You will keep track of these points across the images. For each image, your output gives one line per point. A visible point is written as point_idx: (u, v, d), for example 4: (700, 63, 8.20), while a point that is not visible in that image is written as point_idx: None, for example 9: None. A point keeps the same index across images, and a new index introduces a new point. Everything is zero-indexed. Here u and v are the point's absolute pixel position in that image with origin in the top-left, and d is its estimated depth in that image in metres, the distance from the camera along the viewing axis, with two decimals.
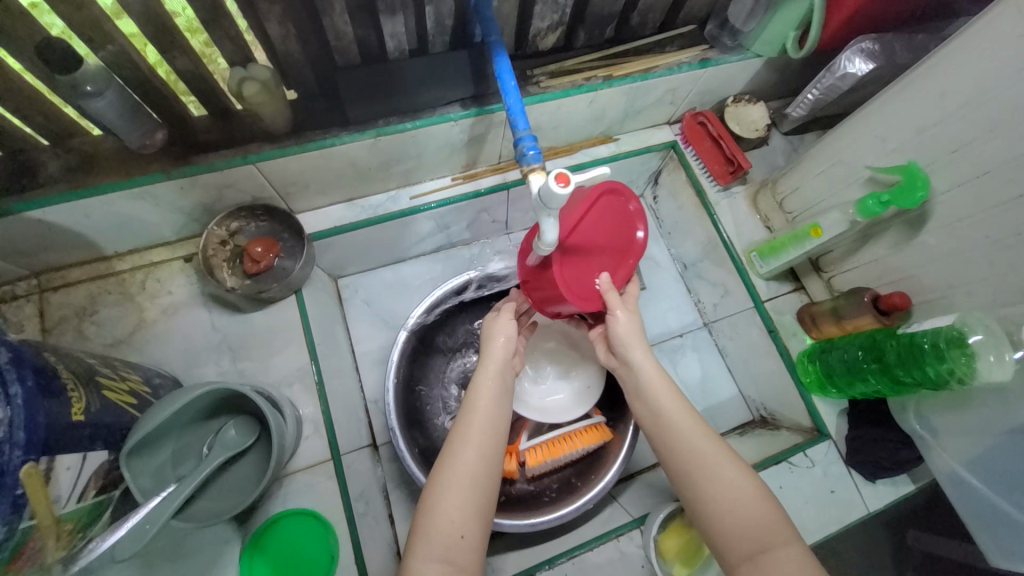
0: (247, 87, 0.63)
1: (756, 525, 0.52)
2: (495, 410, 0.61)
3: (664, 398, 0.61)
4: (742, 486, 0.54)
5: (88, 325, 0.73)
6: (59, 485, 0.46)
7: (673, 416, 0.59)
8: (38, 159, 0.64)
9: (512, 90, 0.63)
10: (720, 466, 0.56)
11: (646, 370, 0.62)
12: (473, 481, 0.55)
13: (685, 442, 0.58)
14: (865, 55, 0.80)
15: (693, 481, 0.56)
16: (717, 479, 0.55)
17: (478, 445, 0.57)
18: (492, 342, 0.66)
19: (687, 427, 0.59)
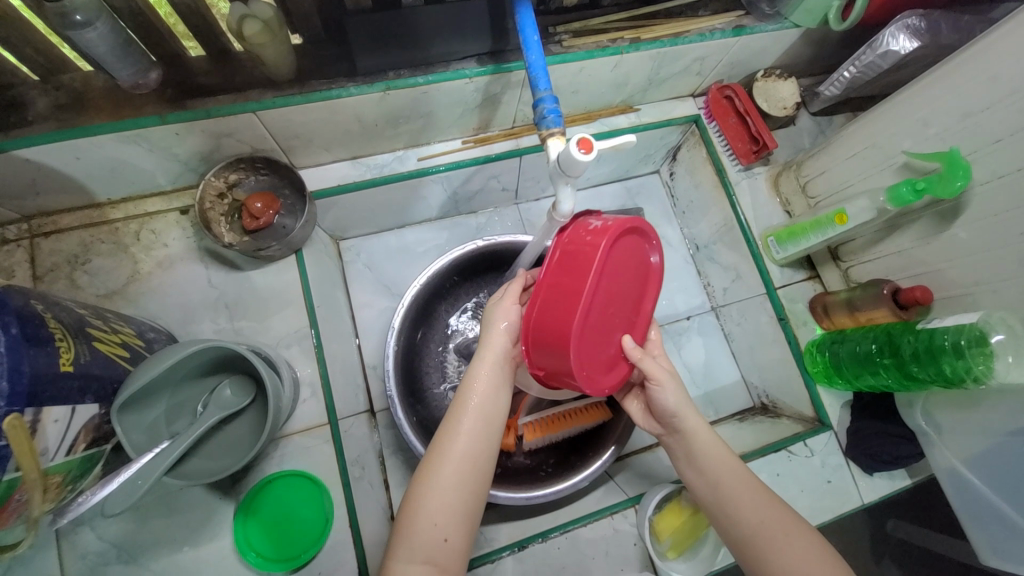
0: (248, 26, 0.58)
1: None
2: (490, 403, 0.59)
3: (721, 465, 0.58)
4: (818, 558, 0.52)
5: (81, 274, 0.70)
6: (46, 438, 0.44)
7: (730, 483, 0.57)
8: (27, 95, 0.61)
9: (535, 46, 0.58)
10: (792, 535, 0.54)
11: (699, 436, 0.60)
12: (459, 482, 0.54)
13: (747, 511, 0.56)
14: (910, 32, 0.75)
15: (765, 554, 0.54)
16: (789, 549, 0.53)
17: (465, 444, 0.56)
18: (494, 327, 0.62)
19: (746, 493, 0.57)
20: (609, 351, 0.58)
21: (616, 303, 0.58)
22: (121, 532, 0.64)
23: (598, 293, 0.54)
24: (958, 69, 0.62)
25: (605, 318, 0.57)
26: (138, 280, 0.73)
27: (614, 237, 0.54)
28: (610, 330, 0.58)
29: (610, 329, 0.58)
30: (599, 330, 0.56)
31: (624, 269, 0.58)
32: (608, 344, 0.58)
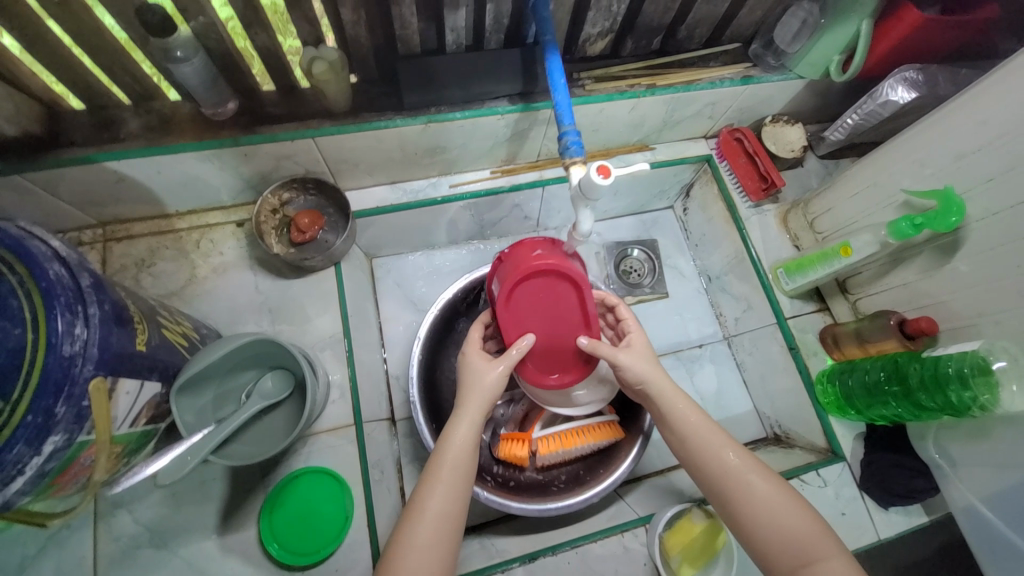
0: (316, 66, 0.66)
1: (799, 538, 0.53)
2: (464, 458, 0.59)
3: (689, 420, 0.61)
4: (785, 500, 0.55)
5: (146, 276, 0.79)
6: (118, 406, 0.49)
7: (698, 436, 0.60)
8: (120, 116, 0.70)
9: (562, 88, 0.67)
10: (760, 478, 0.57)
11: (670, 398, 0.63)
12: (436, 536, 0.54)
13: (717, 462, 0.58)
14: (908, 84, 0.81)
15: (735, 502, 0.57)
16: (757, 494, 0.56)
17: (439, 499, 0.55)
18: (466, 387, 0.64)
19: (717, 449, 0.59)
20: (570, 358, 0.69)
21: (548, 306, 0.66)
22: (156, 516, 0.68)
23: (521, 307, 0.66)
24: (950, 114, 0.67)
25: (547, 328, 0.67)
26: (195, 283, 0.81)
27: (509, 283, 0.65)
28: (563, 336, 0.67)
29: (563, 340, 0.67)
30: (551, 345, 0.68)
31: (545, 287, 0.66)
32: (568, 350, 0.68)
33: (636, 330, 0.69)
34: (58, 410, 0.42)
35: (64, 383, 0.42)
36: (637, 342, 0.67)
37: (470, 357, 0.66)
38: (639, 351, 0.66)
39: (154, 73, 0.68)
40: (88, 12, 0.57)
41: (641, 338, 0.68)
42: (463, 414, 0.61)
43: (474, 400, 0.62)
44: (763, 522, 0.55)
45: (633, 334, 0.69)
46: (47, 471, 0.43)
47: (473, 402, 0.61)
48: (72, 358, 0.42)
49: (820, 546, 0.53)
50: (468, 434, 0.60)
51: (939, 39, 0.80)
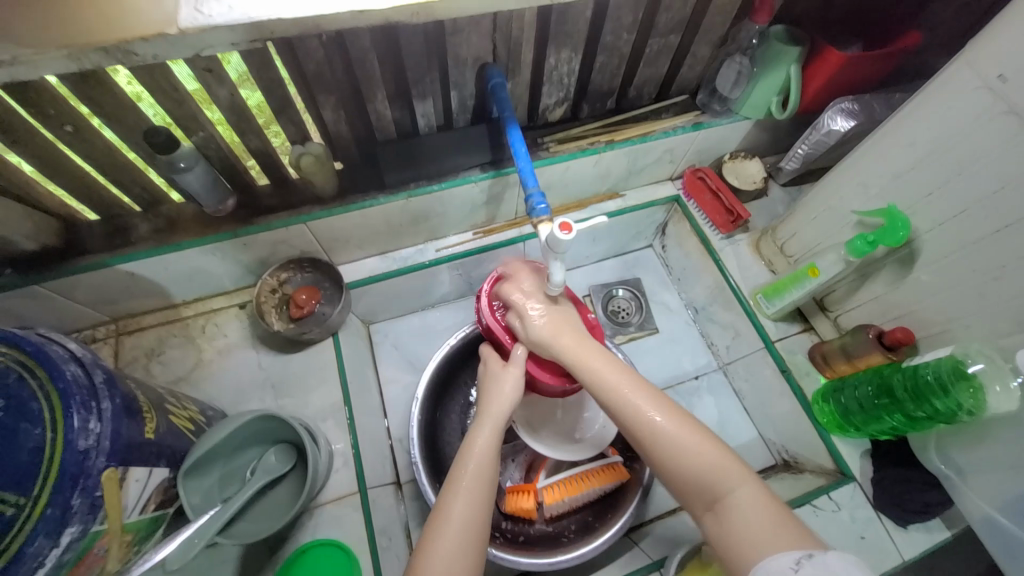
0: (304, 161, 0.74)
1: (704, 473, 0.53)
2: (487, 464, 0.60)
3: (597, 367, 0.62)
4: (689, 436, 0.56)
5: (155, 364, 0.84)
6: (128, 494, 0.51)
7: (606, 382, 0.60)
8: (131, 222, 0.77)
9: (523, 154, 0.74)
10: (668, 418, 0.57)
11: (577, 355, 0.63)
12: (464, 536, 0.54)
13: (626, 408, 0.58)
14: (845, 113, 0.87)
15: (650, 444, 0.57)
16: (668, 440, 0.56)
17: (466, 503, 0.56)
18: (489, 399, 0.66)
19: (622, 394, 0.59)
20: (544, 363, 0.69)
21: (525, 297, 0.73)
22: None
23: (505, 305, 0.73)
24: (881, 139, 0.71)
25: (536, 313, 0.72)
26: (201, 366, 0.86)
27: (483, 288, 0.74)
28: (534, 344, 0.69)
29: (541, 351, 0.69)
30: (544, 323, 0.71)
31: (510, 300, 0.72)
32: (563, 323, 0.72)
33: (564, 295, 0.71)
34: (74, 502, 0.44)
35: (78, 477, 0.45)
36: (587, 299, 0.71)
37: (488, 365, 0.70)
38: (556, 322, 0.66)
39: (159, 179, 0.75)
40: (98, 136, 0.65)
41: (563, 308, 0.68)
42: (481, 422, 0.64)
43: (493, 409, 0.64)
44: (675, 465, 0.55)
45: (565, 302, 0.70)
46: (63, 563, 0.45)
47: (496, 410, 0.64)
48: (87, 452, 0.46)
49: (729, 478, 0.53)
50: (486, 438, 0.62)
51: (866, 73, 0.88)
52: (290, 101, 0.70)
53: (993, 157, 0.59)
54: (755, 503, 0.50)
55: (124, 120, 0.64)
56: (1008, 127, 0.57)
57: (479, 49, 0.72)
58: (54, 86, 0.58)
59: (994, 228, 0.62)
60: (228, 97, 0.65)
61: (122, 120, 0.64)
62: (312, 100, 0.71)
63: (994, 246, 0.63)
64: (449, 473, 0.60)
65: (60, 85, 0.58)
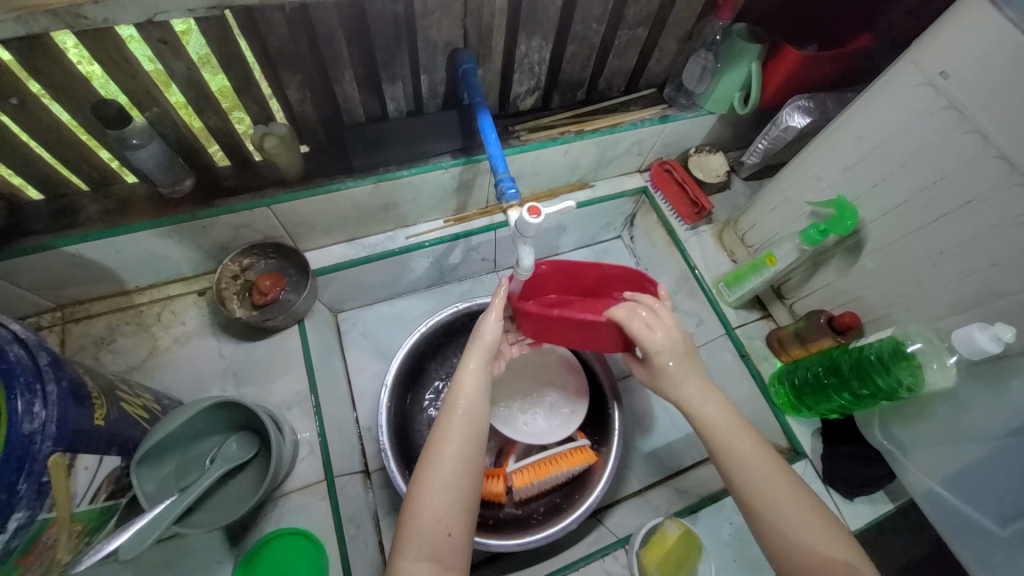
0: (267, 141, 0.72)
1: (829, 558, 0.51)
2: (476, 402, 0.61)
3: (736, 435, 0.59)
4: (813, 513, 0.54)
5: (106, 353, 0.80)
6: (77, 482, 0.49)
7: (740, 449, 0.58)
8: (78, 202, 0.73)
9: (494, 140, 0.74)
10: (799, 500, 0.55)
11: (704, 400, 0.61)
12: (457, 477, 0.56)
13: (750, 470, 0.57)
14: (802, 110, 0.91)
15: (768, 518, 0.55)
16: (792, 513, 0.54)
17: (459, 444, 0.57)
18: (477, 340, 0.66)
19: (751, 454, 0.58)
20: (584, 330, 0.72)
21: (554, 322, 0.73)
22: None
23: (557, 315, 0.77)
24: (831, 135, 0.76)
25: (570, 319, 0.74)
26: (157, 355, 0.82)
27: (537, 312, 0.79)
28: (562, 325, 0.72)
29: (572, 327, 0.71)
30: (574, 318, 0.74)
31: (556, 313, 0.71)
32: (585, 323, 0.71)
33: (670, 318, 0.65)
34: (20, 486, 0.42)
35: (23, 461, 0.43)
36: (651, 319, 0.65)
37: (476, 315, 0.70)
38: (669, 342, 0.63)
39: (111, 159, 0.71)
40: (46, 112, 0.61)
41: (678, 344, 0.64)
42: (469, 361, 0.65)
43: (476, 347, 0.66)
44: (794, 540, 0.53)
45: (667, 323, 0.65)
46: (11, 549, 0.43)
47: (480, 347, 0.65)
48: (32, 436, 0.44)
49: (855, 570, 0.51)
50: (475, 378, 0.63)
51: (822, 71, 0.92)
52: (254, 79, 0.67)
53: (932, 152, 0.64)
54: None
55: (70, 93, 0.60)
56: (947, 122, 0.61)
57: (449, 33, 0.71)
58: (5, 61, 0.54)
59: (932, 218, 0.66)
60: (185, 71, 0.62)
61: (68, 92, 0.60)
62: (276, 79, 0.69)
63: (931, 235, 0.67)
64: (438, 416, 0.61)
65: (11, 60, 0.55)
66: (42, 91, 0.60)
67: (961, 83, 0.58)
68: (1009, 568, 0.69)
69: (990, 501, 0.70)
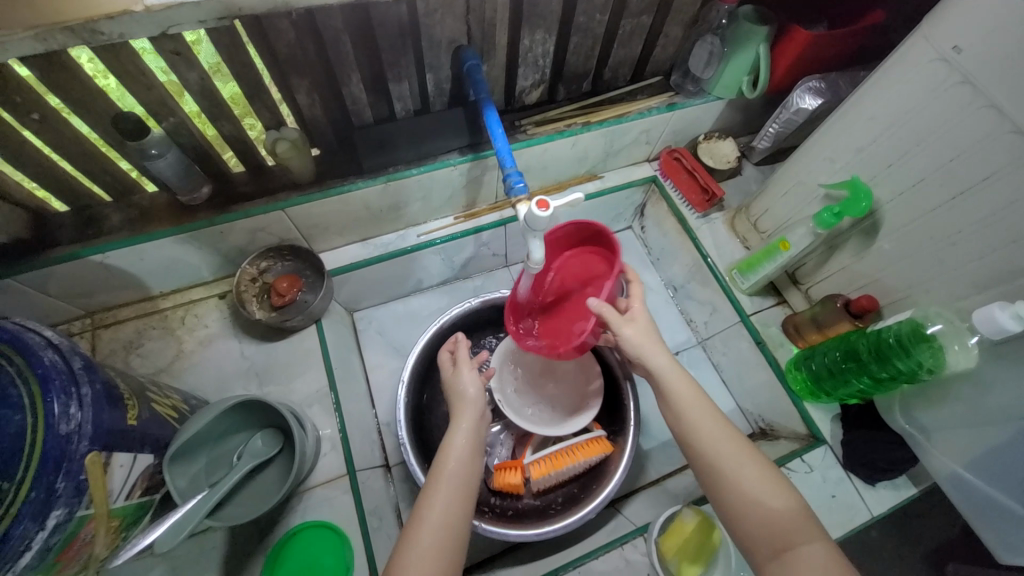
0: (280, 146, 0.73)
1: (780, 519, 0.52)
2: (464, 459, 0.62)
3: (695, 410, 0.60)
4: (765, 477, 0.55)
5: (135, 356, 0.83)
6: (113, 479, 0.51)
7: (699, 422, 0.59)
8: (102, 212, 0.75)
9: (500, 136, 0.74)
10: (753, 465, 0.56)
11: (665, 370, 0.63)
12: (443, 534, 0.54)
13: (707, 437, 0.58)
14: (814, 92, 0.89)
15: (730, 488, 0.56)
16: (747, 478, 0.55)
17: (446, 502, 0.57)
18: (465, 398, 0.68)
19: (707, 423, 0.59)
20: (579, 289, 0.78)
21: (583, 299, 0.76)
22: None
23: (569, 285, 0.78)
24: (842, 116, 0.75)
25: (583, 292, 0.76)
26: (182, 357, 0.85)
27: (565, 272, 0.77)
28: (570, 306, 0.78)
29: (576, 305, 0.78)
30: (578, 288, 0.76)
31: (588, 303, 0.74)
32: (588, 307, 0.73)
33: (639, 303, 0.68)
34: (59, 485, 0.44)
35: (62, 460, 0.45)
36: (639, 314, 0.67)
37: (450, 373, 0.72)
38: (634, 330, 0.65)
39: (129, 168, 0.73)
40: (67, 125, 0.63)
41: (639, 326, 0.65)
42: (461, 418, 0.66)
43: (464, 404, 0.68)
44: (748, 502, 0.54)
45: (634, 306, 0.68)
46: (51, 546, 0.45)
47: (467, 405, 0.67)
48: (69, 436, 0.46)
49: (802, 531, 0.51)
50: (467, 435, 0.64)
51: (834, 50, 0.89)
52: (263, 85, 0.69)
53: (947, 128, 0.62)
54: (830, 562, 0.49)
55: (90, 106, 0.62)
56: (962, 97, 0.59)
57: (453, 30, 0.72)
58: (22, 77, 0.57)
59: (950, 196, 0.65)
60: (198, 81, 0.64)
61: (89, 106, 0.62)
62: (285, 85, 0.71)
63: (949, 213, 0.66)
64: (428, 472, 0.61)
65: (32, 77, 0.57)
66: (62, 105, 0.62)
67: (976, 56, 0.57)
68: None
69: (1016, 483, 0.68)
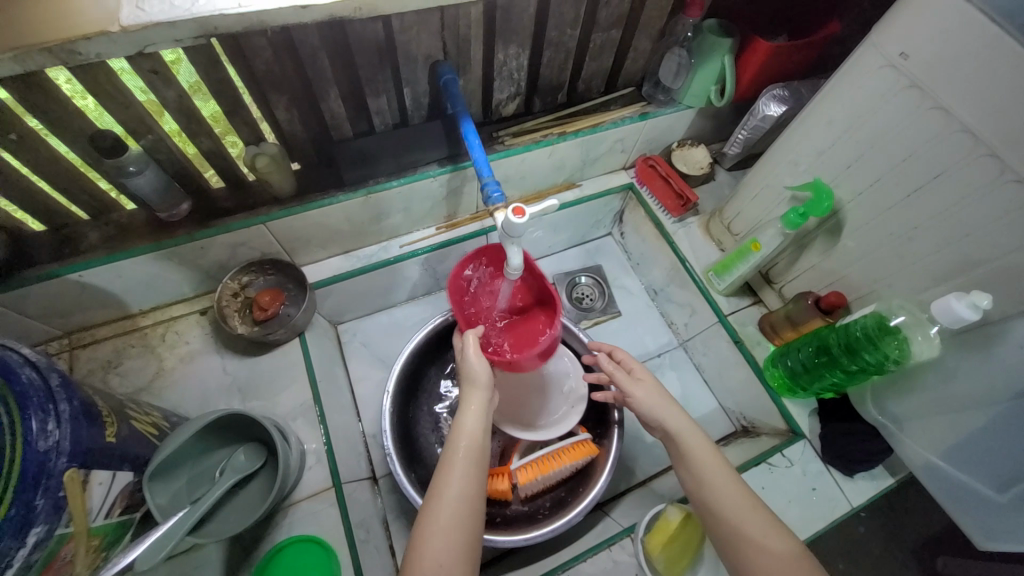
0: (260, 161, 0.74)
1: None
2: (476, 439, 0.63)
3: (718, 478, 0.63)
4: (789, 547, 0.56)
5: (113, 376, 0.82)
6: (93, 498, 0.51)
7: (720, 488, 0.62)
8: (80, 231, 0.75)
9: (477, 146, 0.76)
10: (776, 535, 0.57)
11: (685, 434, 0.67)
12: (458, 519, 0.57)
13: (727, 503, 0.61)
14: (778, 99, 0.93)
15: (749, 555, 0.57)
16: (771, 548, 0.56)
17: (462, 481, 0.59)
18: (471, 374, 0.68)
19: (728, 488, 0.62)
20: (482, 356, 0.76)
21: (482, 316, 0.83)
22: None
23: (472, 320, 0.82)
24: (804, 121, 0.78)
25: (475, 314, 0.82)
26: (163, 375, 0.84)
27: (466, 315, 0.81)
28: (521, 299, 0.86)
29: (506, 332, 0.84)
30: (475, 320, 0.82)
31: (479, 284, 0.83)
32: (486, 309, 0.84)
33: (642, 366, 0.75)
34: (38, 502, 0.44)
35: (40, 477, 0.44)
36: (648, 378, 0.73)
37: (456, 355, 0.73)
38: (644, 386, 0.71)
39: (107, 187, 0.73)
40: (44, 145, 0.63)
41: (658, 393, 0.71)
42: (470, 400, 0.66)
43: (473, 380, 0.68)
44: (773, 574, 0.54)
45: (637, 368, 0.74)
46: (32, 563, 0.44)
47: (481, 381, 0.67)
48: (47, 452, 0.46)
49: None
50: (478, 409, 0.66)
51: (796, 59, 0.94)
52: (242, 102, 0.70)
53: (900, 129, 0.66)
54: None
55: (67, 124, 0.63)
56: (911, 100, 0.63)
57: (429, 46, 0.74)
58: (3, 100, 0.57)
59: (906, 194, 0.68)
60: (177, 98, 0.65)
61: (66, 124, 0.62)
62: (264, 101, 0.72)
63: (907, 210, 0.69)
64: (441, 455, 0.63)
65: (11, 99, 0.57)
66: (40, 125, 0.62)
67: (922, 61, 0.60)
68: (1009, 534, 0.70)
69: (985, 467, 0.71)
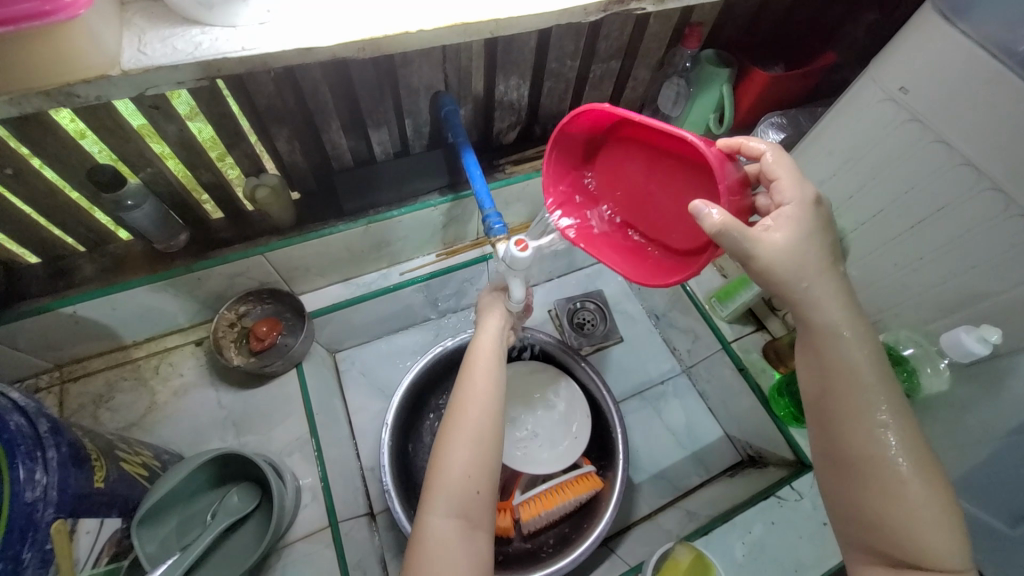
0: (260, 193, 0.74)
1: (933, 547, 0.45)
2: (494, 369, 0.66)
3: (859, 391, 0.50)
4: (926, 495, 0.46)
5: (104, 411, 0.80)
6: (80, 548, 0.49)
7: (862, 405, 0.49)
8: (75, 263, 0.74)
9: (478, 177, 0.75)
10: (917, 474, 0.47)
11: (832, 329, 0.51)
12: (481, 435, 0.61)
13: (866, 427, 0.49)
14: (776, 127, 0.94)
15: (868, 483, 0.48)
16: (906, 490, 0.47)
17: (479, 405, 0.62)
18: (488, 318, 0.72)
19: (870, 407, 0.49)
20: (703, 267, 0.54)
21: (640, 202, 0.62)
22: None
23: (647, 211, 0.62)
24: (805, 150, 0.79)
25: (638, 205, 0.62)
26: (155, 410, 0.83)
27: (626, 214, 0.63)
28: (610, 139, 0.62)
29: (664, 205, 0.60)
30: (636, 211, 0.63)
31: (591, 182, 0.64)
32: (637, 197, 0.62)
33: (792, 203, 0.53)
34: (25, 555, 0.42)
35: (26, 529, 0.43)
36: (786, 220, 0.51)
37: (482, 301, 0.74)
38: (779, 249, 0.50)
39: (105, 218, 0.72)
40: (40, 178, 0.63)
41: (804, 266, 0.51)
42: (485, 335, 0.70)
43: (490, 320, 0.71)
44: (894, 516, 0.47)
45: (785, 208, 0.52)
46: None
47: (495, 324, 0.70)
48: (34, 504, 0.44)
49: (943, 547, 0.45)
50: (489, 387, 0.64)
51: (794, 88, 0.94)
52: (243, 134, 0.70)
53: (900, 162, 0.66)
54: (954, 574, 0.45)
55: (64, 158, 0.62)
56: (910, 133, 0.64)
57: (430, 78, 0.74)
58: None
59: (908, 226, 0.68)
60: (177, 132, 0.65)
61: (62, 158, 0.62)
62: (265, 132, 0.71)
63: (908, 242, 0.69)
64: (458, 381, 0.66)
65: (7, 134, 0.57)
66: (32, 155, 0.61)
67: (922, 96, 0.61)
68: None
69: (998, 501, 0.69)
